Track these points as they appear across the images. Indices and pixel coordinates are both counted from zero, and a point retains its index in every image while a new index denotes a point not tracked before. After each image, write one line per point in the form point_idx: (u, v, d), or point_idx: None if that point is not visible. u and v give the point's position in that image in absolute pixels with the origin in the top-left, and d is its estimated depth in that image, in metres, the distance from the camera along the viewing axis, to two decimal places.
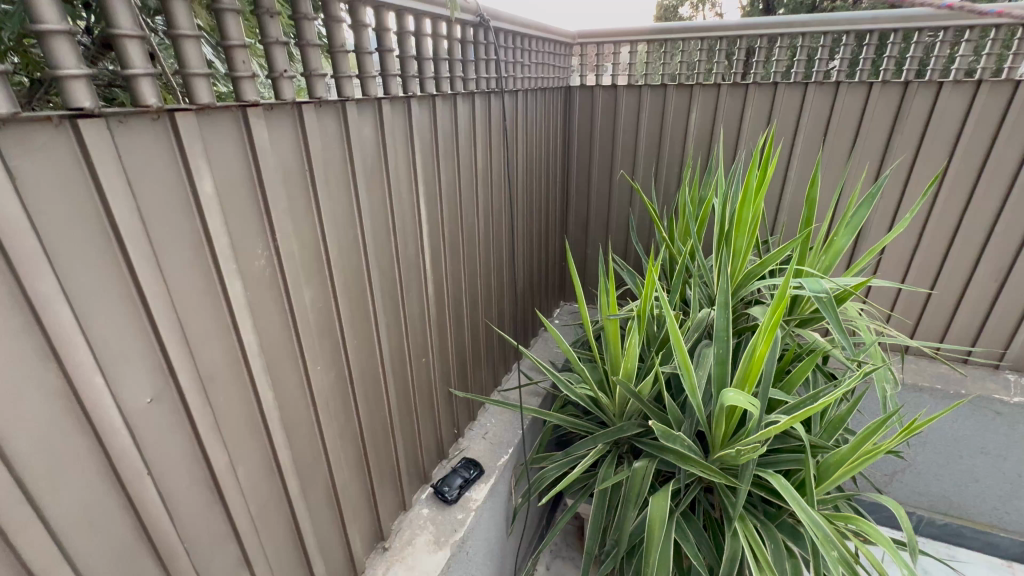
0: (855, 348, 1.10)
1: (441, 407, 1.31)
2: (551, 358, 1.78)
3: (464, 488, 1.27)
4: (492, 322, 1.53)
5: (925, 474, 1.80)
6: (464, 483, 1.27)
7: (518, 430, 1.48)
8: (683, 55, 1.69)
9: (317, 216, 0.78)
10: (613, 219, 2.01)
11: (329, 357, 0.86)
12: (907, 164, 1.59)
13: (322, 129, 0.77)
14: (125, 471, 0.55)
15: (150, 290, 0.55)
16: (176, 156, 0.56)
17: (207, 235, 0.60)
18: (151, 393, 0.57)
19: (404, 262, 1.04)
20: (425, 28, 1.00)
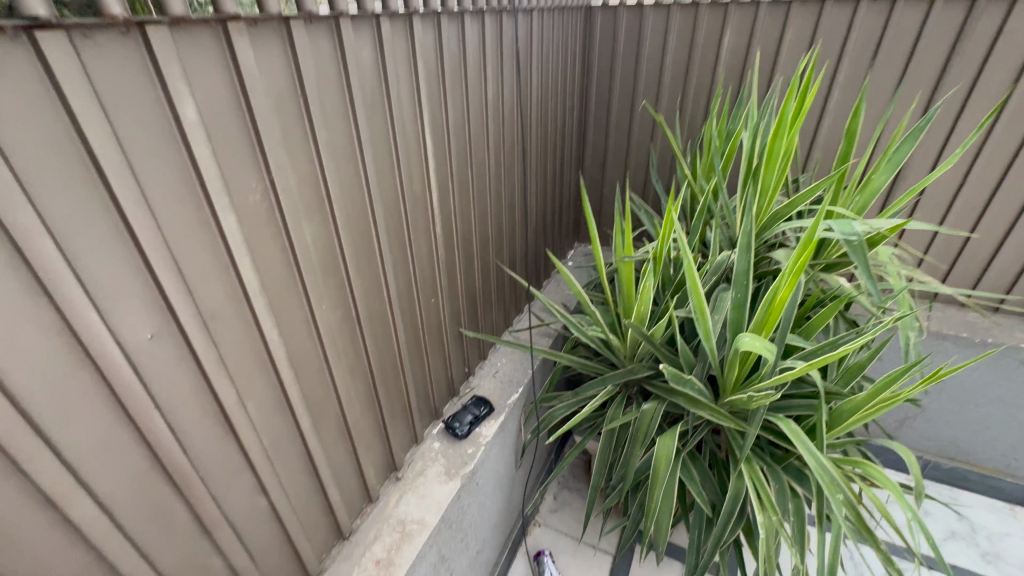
0: (882, 295, 1.04)
1: (452, 346, 1.32)
2: (562, 299, 1.76)
3: (474, 424, 1.30)
4: (504, 263, 1.50)
5: (936, 421, 1.80)
6: (473, 419, 1.30)
7: (528, 370, 1.49)
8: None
9: (314, 148, 0.74)
10: (632, 156, 1.90)
11: (335, 296, 0.85)
12: (961, 95, 1.44)
13: (315, 50, 0.71)
14: (133, 405, 0.56)
15: (139, 224, 0.53)
16: (154, 77, 0.51)
17: (196, 166, 0.57)
18: (152, 330, 0.57)
19: (410, 200, 1.00)
20: None
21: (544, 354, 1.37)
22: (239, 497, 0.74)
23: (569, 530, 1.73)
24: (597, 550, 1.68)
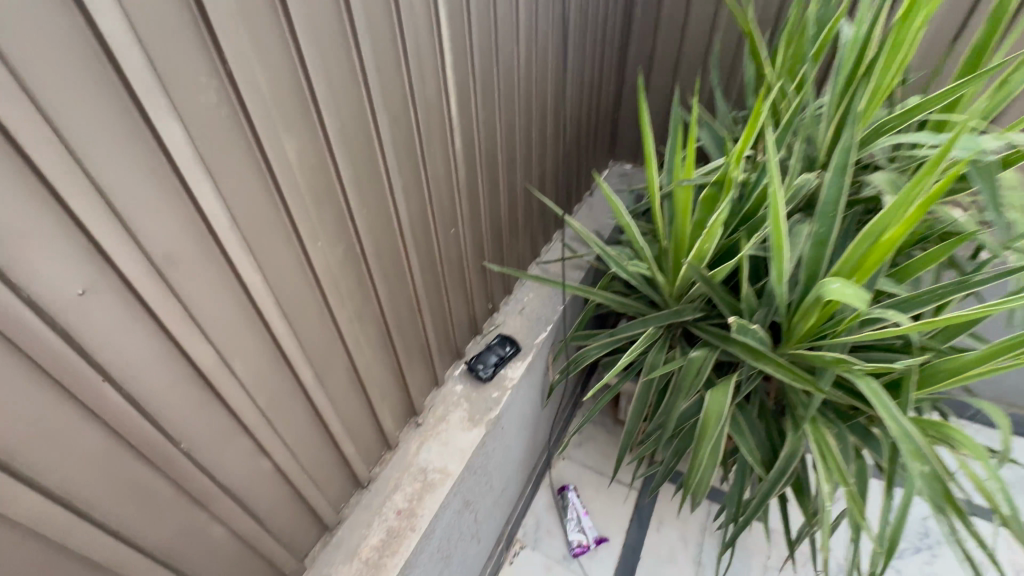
0: (1011, 231, 0.84)
1: (474, 281, 1.17)
2: (597, 227, 1.57)
3: (499, 367, 1.19)
4: (533, 184, 1.30)
5: None
6: (498, 361, 1.19)
7: (557, 307, 1.35)
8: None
9: (288, 29, 0.54)
10: (686, 54, 1.59)
11: (333, 230, 0.69)
12: None
13: None
14: (72, 379, 0.44)
15: (28, 138, 0.36)
16: None
17: (107, 50, 0.39)
18: (82, 284, 0.43)
19: (422, 107, 0.80)
20: None
21: (578, 291, 1.22)
22: (238, 461, 0.65)
23: (595, 465, 1.69)
24: (623, 485, 1.65)
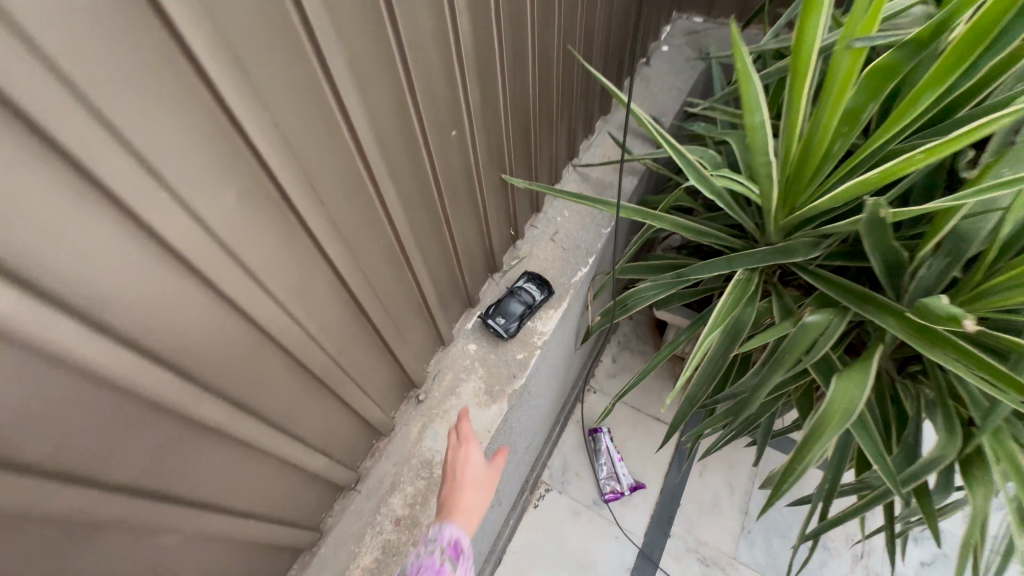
0: None
1: (490, 203, 0.82)
2: (656, 112, 1.14)
3: (524, 318, 0.89)
4: (573, 51, 0.87)
5: None
6: (523, 311, 0.88)
7: (602, 231, 1.00)
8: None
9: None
10: None
11: (206, 165, 0.35)
12: None
13: None
14: None
15: None
16: None
17: None
18: None
19: None
20: None
21: (636, 215, 0.86)
22: (110, 553, 0.41)
23: (630, 400, 1.49)
24: (662, 423, 1.46)
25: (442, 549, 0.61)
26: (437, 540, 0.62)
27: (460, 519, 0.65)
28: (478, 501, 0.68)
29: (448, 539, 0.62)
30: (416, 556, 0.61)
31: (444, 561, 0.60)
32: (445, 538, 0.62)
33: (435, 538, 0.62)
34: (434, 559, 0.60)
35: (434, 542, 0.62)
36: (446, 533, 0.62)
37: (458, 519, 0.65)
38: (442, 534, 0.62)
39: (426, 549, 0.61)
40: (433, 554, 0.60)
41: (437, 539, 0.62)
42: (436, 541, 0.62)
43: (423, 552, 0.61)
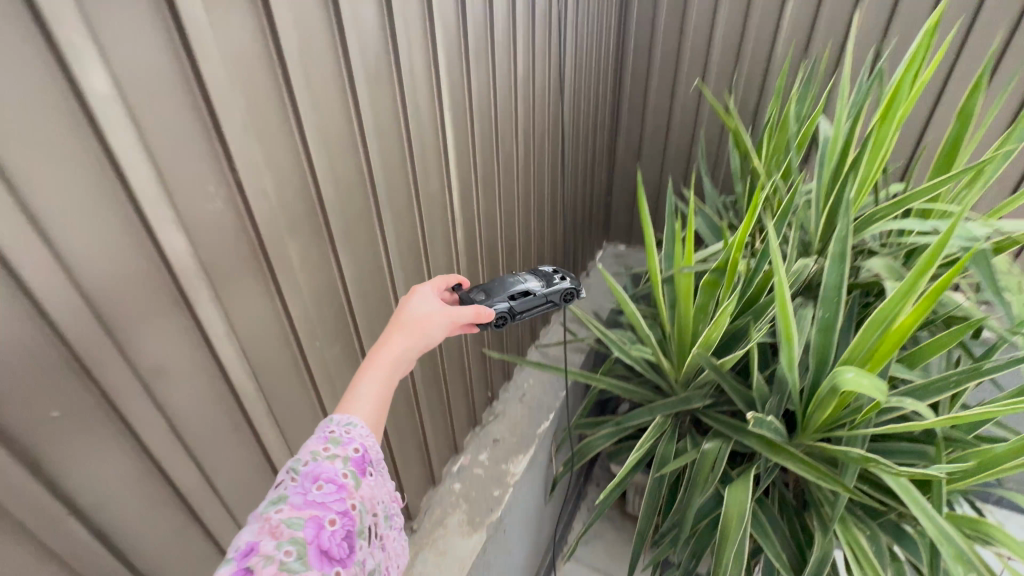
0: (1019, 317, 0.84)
1: (473, 370, 1.13)
2: (595, 309, 1.56)
3: (509, 314, 0.75)
4: (532, 270, 1.30)
5: None
6: (512, 294, 0.76)
7: (559, 393, 1.31)
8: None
9: (291, 118, 0.53)
10: (671, 147, 1.68)
11: (332, 328, 0.66)
12: None
13: (296, 8, 0.51)
14: (38, 513, 0.39)
15: (26, 262, 0.35)
16: (37, 41, 0.33)
17: (120, 171, 0.39)
18: (63, 407, 0.39)
19: (425, 204, 0.80)
20: None
21: (581, 378, 1.17)
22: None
23: (602, 566, 1.56)
24: None
25: (346, 455, 0.47)
26: (341, 439, 0.48)
27: (371, 382, 0.54)
28: (403, 350, 0.58)
29: (357, 446, 0.48)
30: (308, 456, 0.46)
31: (348, 474, 0.46)
32: (353, 446, 0.48)
33: (341, 428, 0.49)
34: (335, 467, 0.46)
35: (337, 441, 0.48)
36: (355, 434, 0.49)
37: (364, 380, 0.54)
38: (350, 432, 0.49)
39: (324, 453, 0.46)
40: (334, 458, 0.46)
41: (339, 433, 0.49)
42: (340, 445, 0.48)
43: (318, 457, 0.46)
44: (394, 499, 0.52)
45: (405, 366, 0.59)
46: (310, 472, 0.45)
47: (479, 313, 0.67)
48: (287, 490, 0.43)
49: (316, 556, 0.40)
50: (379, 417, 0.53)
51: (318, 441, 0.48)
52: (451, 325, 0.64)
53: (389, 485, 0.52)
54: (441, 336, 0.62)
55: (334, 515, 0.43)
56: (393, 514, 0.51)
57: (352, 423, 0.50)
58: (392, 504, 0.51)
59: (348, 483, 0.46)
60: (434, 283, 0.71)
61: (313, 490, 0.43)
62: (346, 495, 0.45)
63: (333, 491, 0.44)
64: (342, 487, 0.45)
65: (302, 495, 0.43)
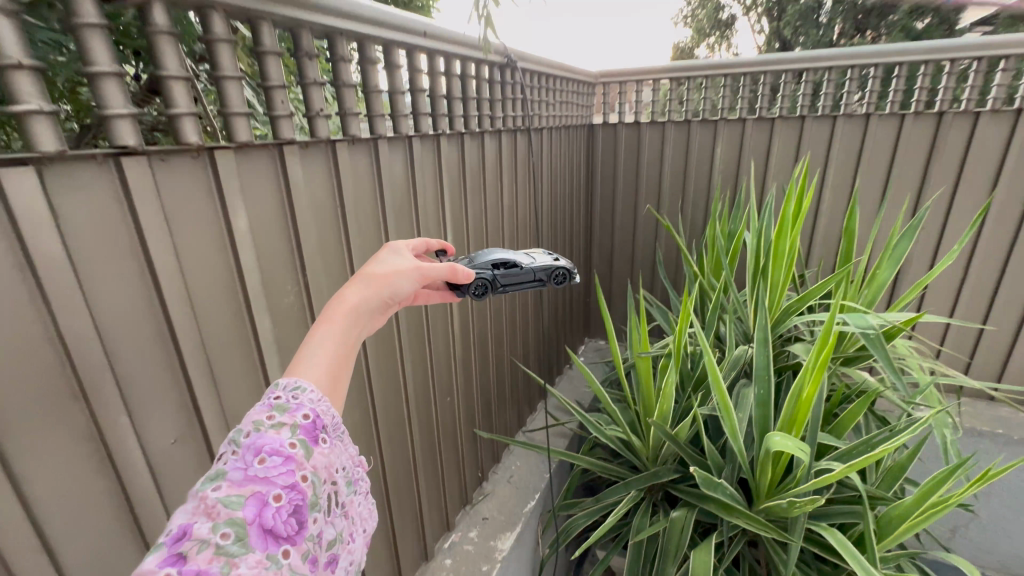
0: (912, 390, 1.02)
1: (466, 448, 1.25)
2: (578, 397, 1.71)
3: (492, 282, 0.76)
4: (518, 360, 1.48)
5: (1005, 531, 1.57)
6: (497, 263, 0.77)
7: (545, 474, 1.41)
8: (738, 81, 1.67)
9: (343, 233, 0.76)
10: (638, 255, 1.97)
11: (355, 396, 0.82)
12: (947, 195, 1.55)
13: (355, 167, 0.76)
14: (145, 516, 0.53)
15: (181, 329, 0.54)
16: (214, 196, 0.56)
17: (241, 272, 0.60)
18: (175, 434, 0.55)
19: (431, 298, 1.01)
20: (469, 70, 1.01)
21: (562, 457, 1.29)
22: None
23: None
24: None
25: (294, 423, 0.41)
26: (288, 405, 0.42)
27: (323, 340, 0.49)
28: (362, 304, 0.53)
29: (307, 412, 0.42)
30: (250, 428, 0.39)
31: (296, 443, 0.40)
32: (302, 412, 0.42)
33: (287, 394, 0.43)
34: (280, 437, 0.39)
35: (282, 408, 0.42)
36: (304, 400, 0.43)
37: (317, 337, 0.49)
38: (298, 398, 0.43)
39: (268, 423, 0.40)
40: (278, 428, 0.40)
41: (286, 400, 0.42)
42: (287, 412, 0.41)
43: (262, 428, 0.40)
44: (353, 463, 0.47)
45: (367, 320, 0.55)
46: (252, 444, 0.38)
47: (453, 270, 0.65)
48: (227, 465, 0.37)
49: (258, 536, 0.34)
50: (334, 378, 0.48)
51: (261, 410, 0.41)
52: (421, 279, 0.61)
53: (349, 450, 0.47)
54: (409, 289, 0.59)
55: (279, 490, 0.37)
56: (352, 481, 0.46)
57: (300, 387, 0.44)
58: (351, 470, 0.46)
59: (297, 453, 0.40)
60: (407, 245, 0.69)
61: (254, 464, 0.37)
62: (295, 467, 0.39)
63: (278, 464, 0.38)
64: (290, 458, 0.39)
65: (242, 470, 0.37)
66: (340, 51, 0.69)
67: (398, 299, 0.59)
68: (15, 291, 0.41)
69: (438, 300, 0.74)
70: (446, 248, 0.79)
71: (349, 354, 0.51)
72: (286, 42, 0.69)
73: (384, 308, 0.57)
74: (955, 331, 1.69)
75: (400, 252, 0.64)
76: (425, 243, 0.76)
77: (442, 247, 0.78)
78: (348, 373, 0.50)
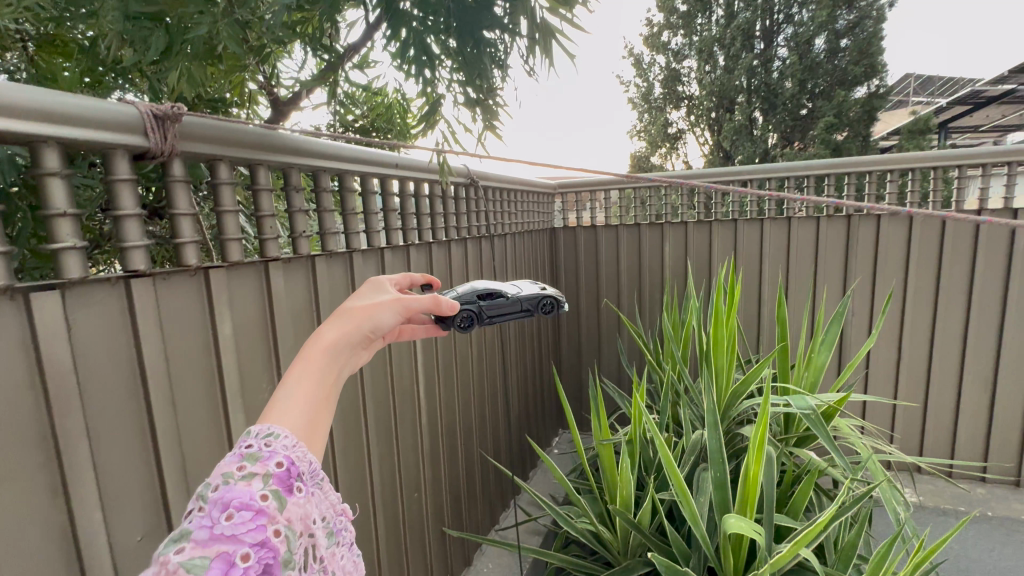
0: (853, 467, 1.09)
1: (435, 550, 1.22)
2: (551, 491, 1.71)
3: (478, 313, 0.80)
4: (488, 453, 1.49)
5: None
6: (482, 295, 0.82)
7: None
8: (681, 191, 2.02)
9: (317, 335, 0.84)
10: (603, 345, 2.09)
11: None
12: (868, 284, 1.75)
13: (331, 275, 0.86)
14: None
15: (161, 426, 0.59)
16: (205, 308, 0.64)
17: (221, 373, 0.67)
18: (142, 531, 0.58)
19: (398, 392, 1.07)
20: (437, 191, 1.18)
21: (533, 554, 1.26)
22: None
23: None
24: None
25: (266, 473, 0.40)
26: (260, 454, 0.41)
27: (297, 382, 0.47)
28: (339, 339, 0.52)
29: (281, 460, 0.41)
30: (219, 481, 0.38)
31: (268, 495, 0.39)
32: (275, 460, 0.41)
33: (259, 442, 0.42)
34: (251, 489, 0.38)
35: (254, 456, 0.40)
36: (277, 447, 0.42)
37: (293, 378, 0.48)
38: (271, 445, 0.42)
39: (238, 475, 0.39)
40: (249, 480, 0.39)
41: (258, 448, 0.41)
42: (259, 461, 0.40)
43: (231, 480, 0.39)
44: (333, 510, 0.47)
45: (347, 356, 0.54)
46: (220, 499, 0.37)
47: (436, 301, 0.64)
48: (192, 523, 0.36)
49: None
50: (312, 421, 0.46)
51: (231, 460, 0.40)
52: (404, 311, 0.60)
53: (329, 497, 0.46)
54: (391, 322, 0.59)
55: (247, 549, 0.36)
56: (333, 529, 0.46)
57: (273, 433, 0.43)
58: (329, 519, 0.45)
59: (270, 506, 0.39)
60: (391, 279, 0.68)
61: (221, 522, 0.36)
62: (265, 522, 0.38)
63: (247, 520, 0.37)
64: (262, 512, 0.38)
65: (207, 528, 0.36)
66: (324, 184, 0.83)
67: (380, 332, 0.58)
68: (23, 396, 0.47)
69: (422, 332, 0.74)
70: (433, 284, 0.75)
71: (327, 395, 0.50)
72: (277, 177, 0.83)
73: (365, 342, 0.57)
74: (900, 409, 1.80)
75: (382, 286, 0.64)
76: (408, 277, 0.73)
77: (427, 283, 0.74)
78: (327, 414, 0.49)
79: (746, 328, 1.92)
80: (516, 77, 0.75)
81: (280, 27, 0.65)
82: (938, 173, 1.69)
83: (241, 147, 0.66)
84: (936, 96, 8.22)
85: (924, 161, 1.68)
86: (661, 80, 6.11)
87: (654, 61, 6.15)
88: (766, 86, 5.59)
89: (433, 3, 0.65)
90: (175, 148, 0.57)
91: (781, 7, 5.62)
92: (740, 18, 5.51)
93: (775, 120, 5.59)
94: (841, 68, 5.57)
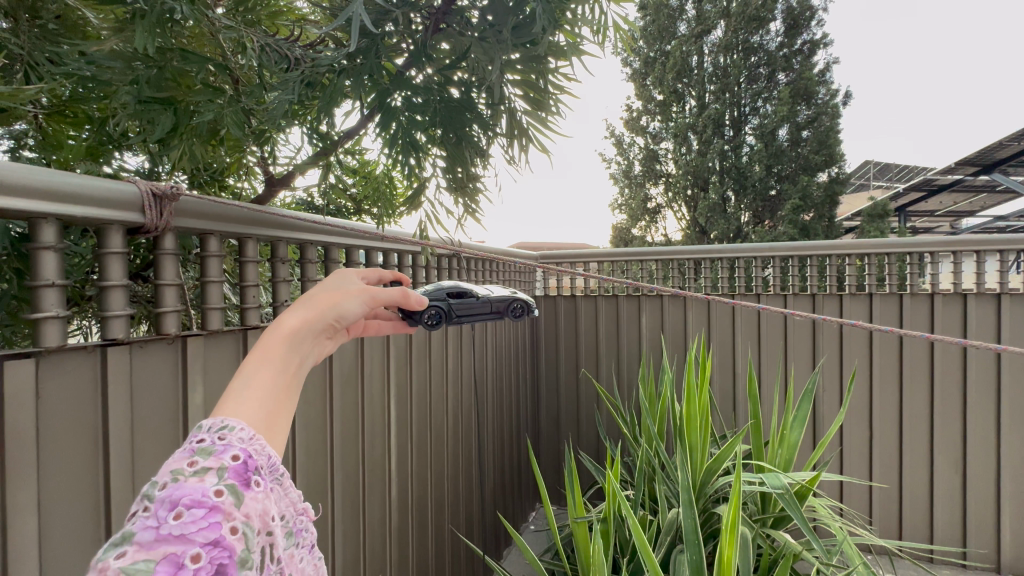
0: (830, 551, 1.07)
1: None
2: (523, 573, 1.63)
3: (447, 310, 0.77)
4: (460, 531, 1.42)
5: None
6: (451, 295, 0.80)
7: None
8: (656, 266, 2.12)
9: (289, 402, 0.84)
10: (583, 414, 2.08)
11: None
12: (835, 360, 1.83)
13: None
14: None
15: (116, 496, 0.57)
16: (178, 372, 0.65)
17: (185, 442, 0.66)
18: None
19: (369, 461, 1.05)
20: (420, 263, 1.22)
21: None
22: None
23: None
24: None
25: (221, 467, 0.35)
26: (213, 448, 0.36)
27: (254, 372, 0.42)
28: (302, 324, 0.48)
29: (237, 453, 0.36)
30: (166, 478, 0.34)
31: (224, 490, 0.34)
32: (231, 453, 0.36)
33: (212, 435, 0.37)
34: (203, 485, 0.34)
35: (207, 450, 0.36)
36: (232, 440, 0.37)
37: (250, 367, 0.43)
38: (226, 438, 0.37)
39: (189, 471, 0.34)
40: (202, 474, 0.34)
41: (211, 442, 0.36)
42: (211, 455, 0.35)
43: (181, 477, 0.34)
44: (293, 510, 0.42)
45: (311, 344, 0.49)
46: (168, 497, 0.33)
47: (405, 294, 0.61)
48: (136, 524, 0.31)
49: None
50: (272, 415, 0.42)
51: (180, 456, 0.35)
52: (371, 302, 0.57)
53: (288, 494, 0.42)
54: (358, 311, 0.54)
55: (198, 551, 0.31)
56: (292, 529, 0.42)
57: (228, 426, 0.38)
58: (289, 518, 0.41)
59: (225, 502, 0.34)
60: (359, 272, 0.64)
61: (169, 521, 0.32)
62: (220, 519, 0.33)
63: (199, 518, 0.32)
64: (216, 508, 0.33)
65: (153, 529, 0.31)
66: (309, 256, 0.88)
67: (345, 321, 0.54)
68: None
69: (388, 328, 0.73)
70: (402, 280, 0.71)
71: (289, 387, 0.45)
72: (263, 247, 0.87)
73: (330, 331, 0.52)
74: (877, 489, 1.80)
75: (349, 275, 0.60)
76: (377, 274, 0.69)
77: (397, 280, 0.70)
78: (289, 410, 0.44)
79: (722, 402, 1.95)
80: (496, 165, 0.81)
81: (281, 117, 0.71)
82: (893, 258, 1.81)
83: (232, 221, 0.70)
84: (895, 182, 8.83)
85: (881, 247, 1.80)
86: (640, 160, 6.54)
87: (634, 142, 6.61)
88: (736, 168, 6.00)
89: (420, 103, 0.71)
90: (169, 224, 0.60)
91: (748, 101, 6.18)
92: (711, 109, 6.02)
93: (748, 200, 5.98)
94: (804, 156, 6.05)
